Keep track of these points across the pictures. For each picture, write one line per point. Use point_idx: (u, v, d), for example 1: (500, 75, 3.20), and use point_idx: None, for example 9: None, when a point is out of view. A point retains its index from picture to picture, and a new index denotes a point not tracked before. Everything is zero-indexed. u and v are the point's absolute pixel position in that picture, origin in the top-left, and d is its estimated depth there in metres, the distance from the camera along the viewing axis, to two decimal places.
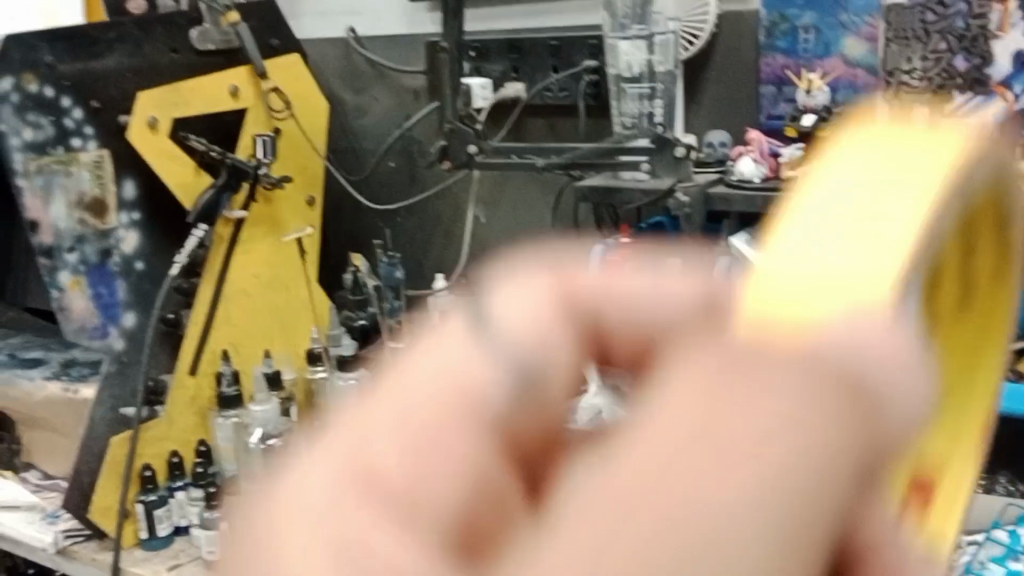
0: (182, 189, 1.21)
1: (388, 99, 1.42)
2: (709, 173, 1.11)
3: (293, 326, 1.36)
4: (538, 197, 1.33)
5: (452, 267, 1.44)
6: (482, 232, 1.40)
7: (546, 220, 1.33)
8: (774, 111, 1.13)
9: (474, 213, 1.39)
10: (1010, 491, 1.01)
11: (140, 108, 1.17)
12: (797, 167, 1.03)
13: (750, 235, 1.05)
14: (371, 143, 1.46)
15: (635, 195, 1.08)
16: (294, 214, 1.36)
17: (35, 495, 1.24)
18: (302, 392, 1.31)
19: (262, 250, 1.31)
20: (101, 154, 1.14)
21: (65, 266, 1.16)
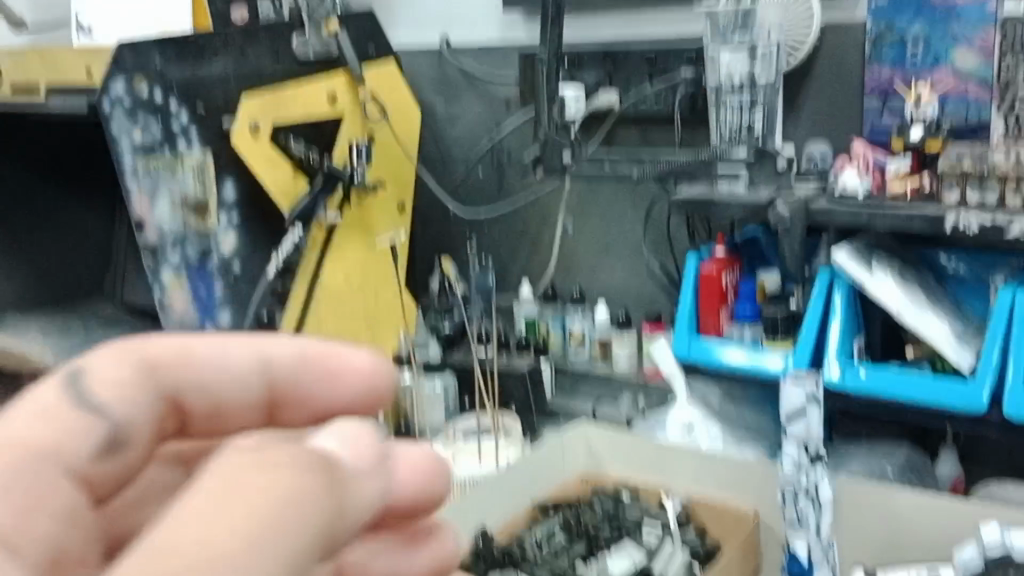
0: (280, 193, 1.21)
1: (479, 107, 1.43)
2: (810, 185, 1.08)
3: (384, 328, 1.38)
4: (628, 206, 1.33)
5: (539, 275, 1.45)
6: (570, 241, 1.40)
7: (637, 230, 1.33)
8: (879, 123, 1.11)
9: (562, 221, 1.40)
10: None
11: (243, 112, 1.16)
12: (903, 180, 1.02)
13: (854, 249, 1.02)
14: (461, 150, 1.47)
15: (733, 208, 1.06)
16: (385, 219, 1.37)
17: None
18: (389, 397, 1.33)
19: (357, 254, 1.33)
20: (203, 156, 1.14)
21: (168, 264, 1.21)
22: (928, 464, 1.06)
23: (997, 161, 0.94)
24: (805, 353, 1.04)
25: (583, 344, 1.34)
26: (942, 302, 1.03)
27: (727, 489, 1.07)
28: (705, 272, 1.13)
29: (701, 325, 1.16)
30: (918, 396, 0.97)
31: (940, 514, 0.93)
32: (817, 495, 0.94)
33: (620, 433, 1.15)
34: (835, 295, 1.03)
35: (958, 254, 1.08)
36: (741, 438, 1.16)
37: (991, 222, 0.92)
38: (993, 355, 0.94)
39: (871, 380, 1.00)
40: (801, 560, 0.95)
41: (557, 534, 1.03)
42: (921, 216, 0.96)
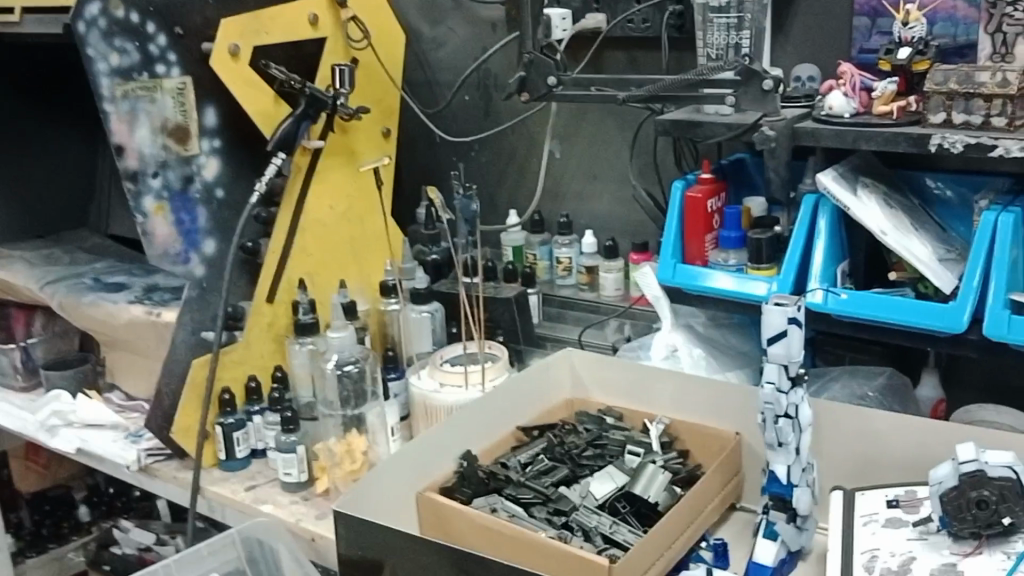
0: (261, 117, 1.19)
1: (466, 33, 1.41)
2: (797, 107, 1.06)
3: (369, 259, 1.36)
4: (614, 132, 1.31)
5: (525, 203, 1.44)
6: (557, 168, 1.39)
7: (623, 155, 1.32)
8: (867, 45, 1.09)
9: (549, 148, 1.38)
10: None
11: (223, 34, 1.14)
12: (889, 102, 1.00)
13: (838, 173, 1.01)
14: (447, 75, 1.45)
15: (717, 129, 1.05)
16: (370, 144, 1.35)
17: (119, 413, 1.31)
18: (374, 323, 1.36)
19: (338, 181, 1.30)
20: (183, 81, 1.14)
21: (148, 191, 1.15)
22: (910, 387, 1.07)
23: (984, 80, 0.92)
24: (789, 277, 1.04)
25: (569, 272, 1.35)
26: (927, 226, 1.02)
27: (709, 412, 1.08)
28: (689, 198, 1.11)
29: (684, 254, 1.13)
30: (899, 317, 0.97)
31: (918, 435, 0.94)
32: (797, 418, 0.92)
33: (604, 358, 1.15)
34: (819, 219, 1.03)
35: (944, 177, 1.07)
36: (725, 364, 1.16)
37: (975, 140, 0.91)
38: (974, 277, 0.92)
39: (853, 303, 0.99)
40: (781, 482, 0.92)
41: (540, 456, 1.04)
42: (905, 137, 0.95)
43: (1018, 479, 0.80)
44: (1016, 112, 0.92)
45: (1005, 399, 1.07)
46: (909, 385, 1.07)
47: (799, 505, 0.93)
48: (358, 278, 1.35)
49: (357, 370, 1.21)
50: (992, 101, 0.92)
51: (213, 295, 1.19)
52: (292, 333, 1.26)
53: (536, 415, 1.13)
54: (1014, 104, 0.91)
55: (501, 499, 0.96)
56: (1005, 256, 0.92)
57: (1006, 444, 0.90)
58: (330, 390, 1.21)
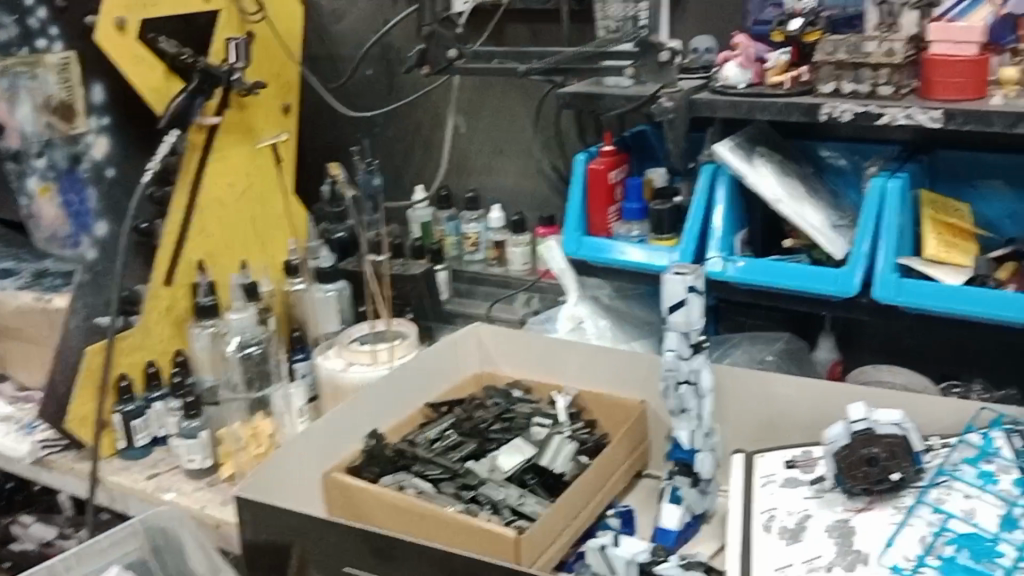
0: (152, 93, 1.13)
1: (367, 7, 1.38)
2: (694, 78, 1.07)
3: (271, 238, 1.33)
4: (517, 106, 1.31)
5: (432, 178, 1.43)
6: (461, 143, 1.38)
7: (527, 129, 1.31)
8: (762, 16, 1.10)
9: (453, 122, 1.37)
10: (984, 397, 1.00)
11: (107, 9, 1.07)
12: (782, 72, 1.00)
13: (735, 142, 1.01)
14: (348, 49, 1.42)
15: (618, 102, 1.05)
16: (269, 120, 1.32)
17: (11, 405, 1.26)
18: (278, 304, 1.33)
19: (239, 158, 1.26)
20: (67, 56, 1.09)
21: (33, 172, 1.14)
22: (808, 351, 1.09)
23: (871, 50, 0.93)
24: (689, 248, 1.03)
25: (477, 247, 1.36)
26: (820, 194, 1.04)
27: (614, 382, 1.09)
28: (592, 170, 1.10)
29: (589, 226, 1.13)
30: (797, 283, 0.97)
31: (816, 397, 0.95)
32: (698, 384, 0.92)
33: (510, 332, 1.15)
34: (717, 189, 1.03)
35: (838, 146, 1.09)
36: (630, 334, 1.18)
37: (862, 110, 0.92)
38: (864, 243, 0.93)
39: (751, 271, 1.00)
40: (684, 448, 0.93)
41: (449, 432, 1.02)
42: (797, 108, 0.95)
43: (905, 436, 0.83)
44: (902, 81, 0.94)
45: (900, 361, 1.09)
46: (808, 349, 1.09)
47: (703, 469, 0.94)
48: (263, 261, 1.32)
49: (259, 352, 1.20)
50: (879, 70, 0.94)
51: (106, 279, 1.14)
52: (194, 316, 1.23)
53: (444, 393, 1.12)
54: (900, 72, 0.93)
55: (410, 476, 0.95)
56: (894, 221, 0.92)
57: (897, 402, 0.92)
58: (233, 373, 1.21)
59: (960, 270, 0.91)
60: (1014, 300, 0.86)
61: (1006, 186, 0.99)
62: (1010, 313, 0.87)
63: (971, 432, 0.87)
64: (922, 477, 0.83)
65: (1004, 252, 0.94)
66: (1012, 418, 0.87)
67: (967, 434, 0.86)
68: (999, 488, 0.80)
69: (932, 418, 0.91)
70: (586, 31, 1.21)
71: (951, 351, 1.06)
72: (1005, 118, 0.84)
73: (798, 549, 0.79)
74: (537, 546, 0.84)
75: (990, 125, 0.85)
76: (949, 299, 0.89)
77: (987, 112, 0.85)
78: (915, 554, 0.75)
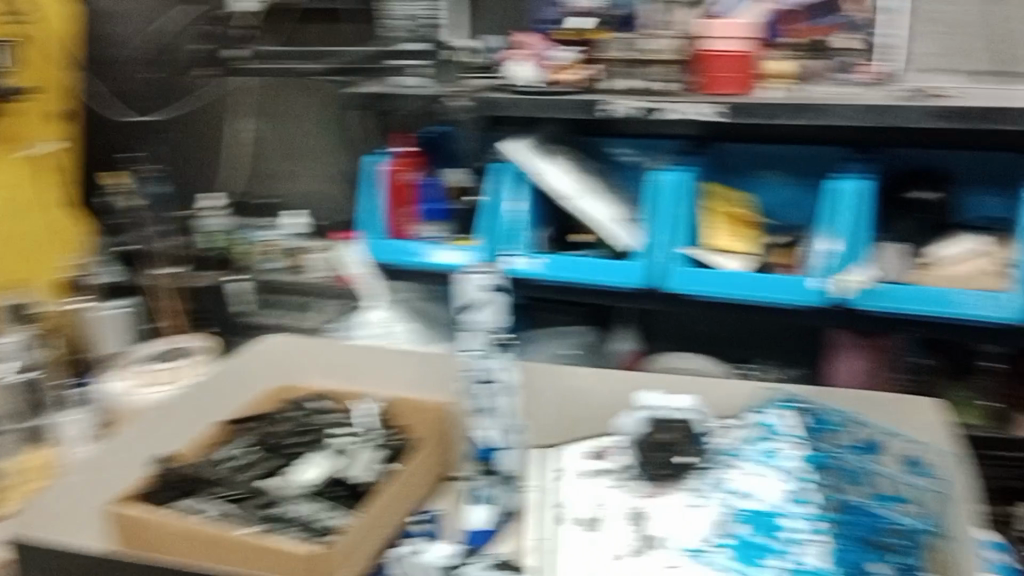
0: None
1: (142, 5, 1.30)
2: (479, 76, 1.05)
3: (47, 253, 1.23)
4: (309, 108, 1.27)
5: (225, 186, 1.37)
6: (254, 147, 1.33)
7: (321, 132, 1.28)
8: (544, 16, 1.07)
9: (244, 126, 1.32)
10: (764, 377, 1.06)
11: None
12: (571, 71, 0.98)
13: (525, 145, 1.02)
14: (127, 50, 1.34)
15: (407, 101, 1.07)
16: (40, 127, 1.22)
17: None
18: (52, 324, 1.18)
19: (5, 169, 1.16)
20: None
21: None
22: (603, 343, 1.12)
23: (653, 47, 0.96)
24: (492, 247, 1.02)
25: (276, 255, 1.25)
26: (610, 190, 1.05)
27: (414, 384, 1.07)
28: (387, 172, 1.08)
29: (388, 231, 1.10)
30: (592, 276, 0.99)
31: (612, 386, 0.97)
32: (501, 382, 0.90)
33: (307, 341, 1.12)
34: (509, 188, 1.03)
35: (627, 142, 1.11)
36: (432, 335, 1.17)
37: (636, 106, 0.92)
38: (653, 235, 0.95)
39: (551, 267, 1.00)
40: (493, 448, 0.91)
41: (245, 450, 0.95)
42: (576, 105, 0.95)
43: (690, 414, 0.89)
44: (679, 78, 0.97)
45: (690, 346, 1.13)
46: (603, 342, 1.12)
47: (506, 465, 0.92)
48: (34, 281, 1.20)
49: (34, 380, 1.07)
50: (654, 67, 0.97)
51: None
52: None
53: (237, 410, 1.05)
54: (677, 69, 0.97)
55: (198, 499, 0.88)
56: (679, 212, 0.94)
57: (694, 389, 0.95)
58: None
59: (742, 257, 0.95)
60: (799, 286, 0.90)
61: (780, 176, 1.04)
62: (789, 296, 0.90)
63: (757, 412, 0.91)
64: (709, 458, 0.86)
65: (788, 239, 0.98)
66: (794, 397, 0.91)
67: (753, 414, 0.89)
68: (792, 464, 0.82)
69: (724, 400, 0.95)
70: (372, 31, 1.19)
71: (736, 334, 1.11)
72: (769, 110, 0.88)
73: (598, 537, 0.80)
74: (343, 556, 0.80)
75: (756, 118, 0.88)
76: (731, 286, 0.92)
77: (753, 105, 0.88)
78: (711, 535, 0.76)
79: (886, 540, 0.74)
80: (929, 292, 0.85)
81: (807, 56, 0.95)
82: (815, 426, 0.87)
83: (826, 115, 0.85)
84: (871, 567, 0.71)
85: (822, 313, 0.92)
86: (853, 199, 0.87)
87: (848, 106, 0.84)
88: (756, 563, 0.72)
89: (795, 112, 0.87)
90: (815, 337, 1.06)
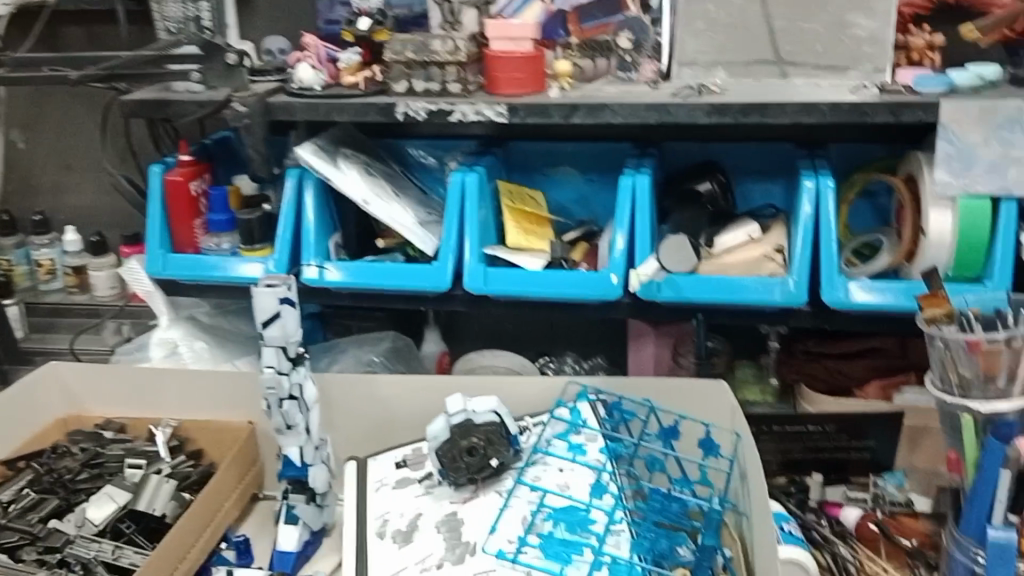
0: None
1: None
2: (269, 82, 1.02)
3: None
4: (82, 116, 1.19)
5: None
6: (22, 159, 1.23)
7: (96, 140, 1.20)
8: (331, 16, 1.08)
9: (7, 136, 1.22)
10: (574, 370, 1.07)
11: None
12: (356, 72, 0.99)
13: (318, 144, 0.98)
14: None
15: (188, 108, 0.97)
16: None
17: None
18: None
19: None
20: None
21: None
22: (415, 347, 1.10)
23: (436, 49, 0.95)
24: (284, 257, 1.00)
25: (53, 276, 1.22)
26: (409, 192, 1.04)
27: (217, 406, 1.01)
28: (169, 183, 1.02)
29: (175, 243, 1.05)
30: (393, 281, 0.97)
31: (421, 394, 0.96)
32: (302, 398, 0.89)
33: (94, 366, 1.02)
34: (306, 194, 0.99)
35: (423, 143, 1.11)
36: (232, 352, 1.11)
37: (433, 107, 0.92)
38: (451, 237, 0.95)
39: (354, 273, 0.98)
40: (296, 464, 0.90)
41: (25, 491, 0.91)
42: (374, 107, 0.94)
43: (501, 423, 0.86)
44: (467, 77, 0.96)
45: (500, 343, 1.14)
46: (415, 346, 1.10)
47: (317, 484, 0.91)
48: None
49: None
50: (445, 69, 0.96)
51: None
52: None
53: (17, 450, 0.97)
54: (465, 70, 0.96)
55: None
56: (477, 214, 0.94)
57: (486, 389, 0.94)
58: None
59: (538, 255, 0.96)
60: (596, 279, 0.91)
61: (575, 172, 1.06)
62: (591, 291, 0.92)
63: (560, 407, 0.91)
64: (519, 458, 0.86)
65: (578, 234, 1.01)
66: (595, 389, 0.92)
67: (556, 409, 0.90)
68: (592, 458, 0.83)
69: (530, 400, 0.95)
70: (146, 32, 1.13)
71: (544, 330, 1.12)
72: (561, 109, 0.89)
73: (409, 551, 0.79)
74: None
75: (549, 117, 0.89)
76: (533, 284, 0.93)
77: (545, 105, 0.89)
78: (518, 533, 0.77)
79: (678, 520, 0.80)
80: (712, 281, 0.88)
81: (578, 54, 0.98)
82: (610, 418, 0.89)
83: (610, 113, 0.88)
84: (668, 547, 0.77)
85: (615, 305, 0.95)
86: (640, 197, 0.90)
87: (626, 104, 0.87)
88: (568, 558, 0.74)
89: (585, 110, 0.89)
90: (617, 328, 1.10)
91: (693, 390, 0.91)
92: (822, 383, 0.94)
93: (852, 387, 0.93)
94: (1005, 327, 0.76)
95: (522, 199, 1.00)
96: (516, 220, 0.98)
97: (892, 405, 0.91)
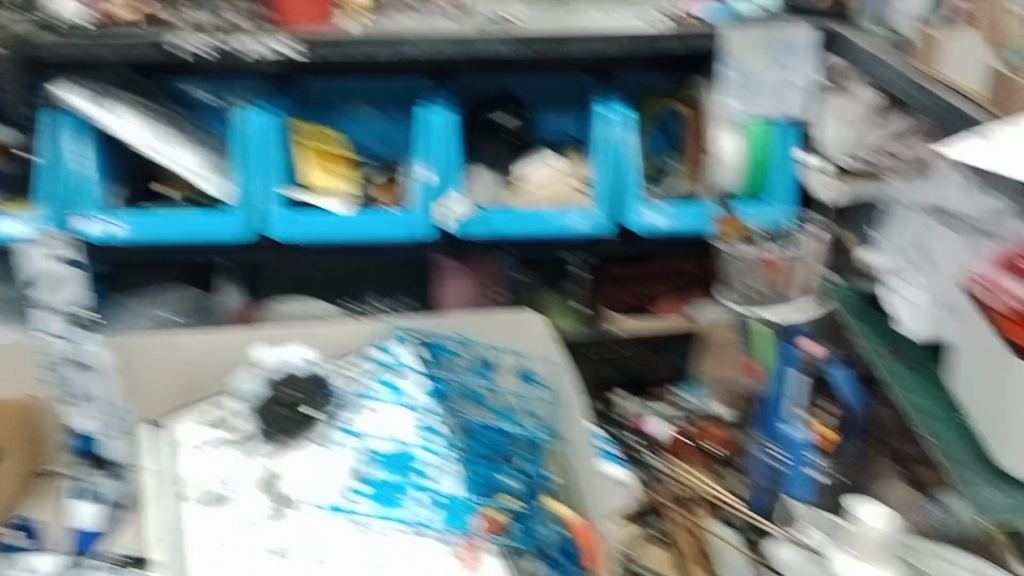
0: None
1: None
2: None
3: None
4: None
5: None
6: None
7: None
8: None
9: None
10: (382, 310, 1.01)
11: None
12: None
13: (78, 84, 0.84)
14: None
15: None
16: None
17: None
18: None
19: None
20: None
21: None
22: (206, 295, 0.99)
23: None
24: (58, 212, 0.85)
25: None
26: (186, 129, 0.91)
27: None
28: None
29: None
30: (182, 233, 0.86)
31: (229, 351, 0.81)
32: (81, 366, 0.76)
33: None
34: (64, 139, 0.85)
35: (211, 86, 0.95)
36: None
37: (218, 47, 0.82)
38: (246, 180, 0.85)
39: (138, 224, 0.85)
40: None
41: None
42: (144, 41, 0.82)
43: (315, 371, 0.79)
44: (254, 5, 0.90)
45: (303, 289, 1.02)
46: (206, 294, 0.99)
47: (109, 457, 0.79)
48: None
49: None
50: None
51: None
52: None
53: None
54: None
55: None
56: (270, 153, 0.84)
57: (287, 337, 0.81)
58: None
59: (343, 198, 0.87)
60: (403, 219, 0.85)
61: (370, 110, 0.98)
62: (397, 232, 0.86)
63: (374, 346, 0.83)
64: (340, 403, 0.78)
65: (374, 170, 0.94)
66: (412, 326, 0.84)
67: (369, 351, 0.82)
68: (417, 399, 0.79)
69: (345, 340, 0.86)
70: None
71: (350, 273, 1.01)
72: (361, 50, 0.82)
73: (229, 512, 0.70)
74: None
75: (347, 56, 0.82)
76: (340, 227, 0.86)
77: (343, 43, 0.82)
78: (347, 481, 0.72)
79: (503, 451, 0.78)
80: (522, 213, 0.85)
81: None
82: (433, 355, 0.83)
83: (407, 44, 0.83)
84: (496, 478, 0.75)
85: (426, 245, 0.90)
86: (443, 132, 0.83)
87: (428, 40, 0.82)
88: (398, 501, 0.71)
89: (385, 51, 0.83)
90: None
91: (500, 323, 0.80)
92: (626, 304, 0.96)
93: (647, 303, 0.95)
94: (776, 244, 0.85)
95: (314, 136, 0.90)
96: (312, 159, 0.89)
97: (682, 317, 0.94)
